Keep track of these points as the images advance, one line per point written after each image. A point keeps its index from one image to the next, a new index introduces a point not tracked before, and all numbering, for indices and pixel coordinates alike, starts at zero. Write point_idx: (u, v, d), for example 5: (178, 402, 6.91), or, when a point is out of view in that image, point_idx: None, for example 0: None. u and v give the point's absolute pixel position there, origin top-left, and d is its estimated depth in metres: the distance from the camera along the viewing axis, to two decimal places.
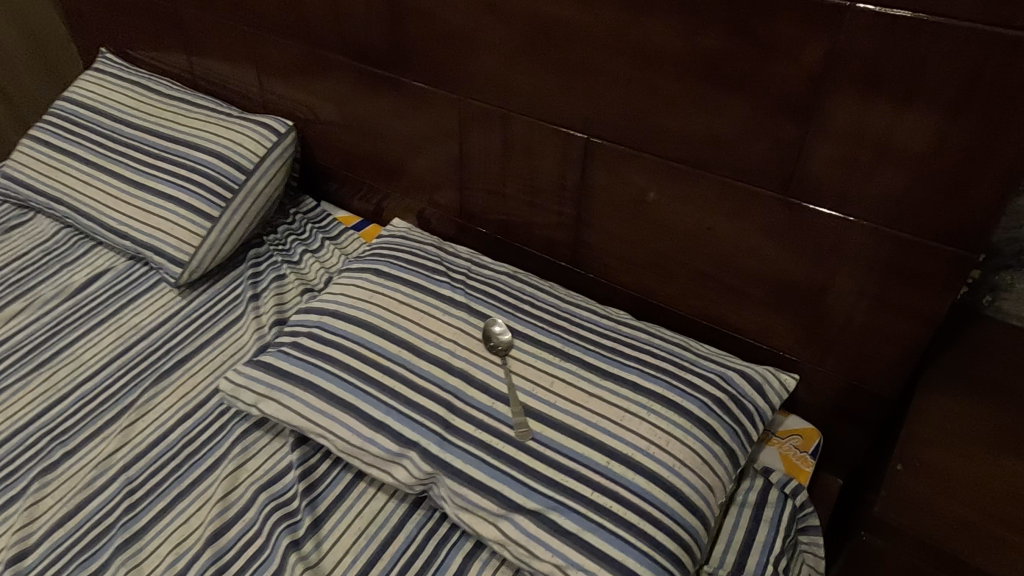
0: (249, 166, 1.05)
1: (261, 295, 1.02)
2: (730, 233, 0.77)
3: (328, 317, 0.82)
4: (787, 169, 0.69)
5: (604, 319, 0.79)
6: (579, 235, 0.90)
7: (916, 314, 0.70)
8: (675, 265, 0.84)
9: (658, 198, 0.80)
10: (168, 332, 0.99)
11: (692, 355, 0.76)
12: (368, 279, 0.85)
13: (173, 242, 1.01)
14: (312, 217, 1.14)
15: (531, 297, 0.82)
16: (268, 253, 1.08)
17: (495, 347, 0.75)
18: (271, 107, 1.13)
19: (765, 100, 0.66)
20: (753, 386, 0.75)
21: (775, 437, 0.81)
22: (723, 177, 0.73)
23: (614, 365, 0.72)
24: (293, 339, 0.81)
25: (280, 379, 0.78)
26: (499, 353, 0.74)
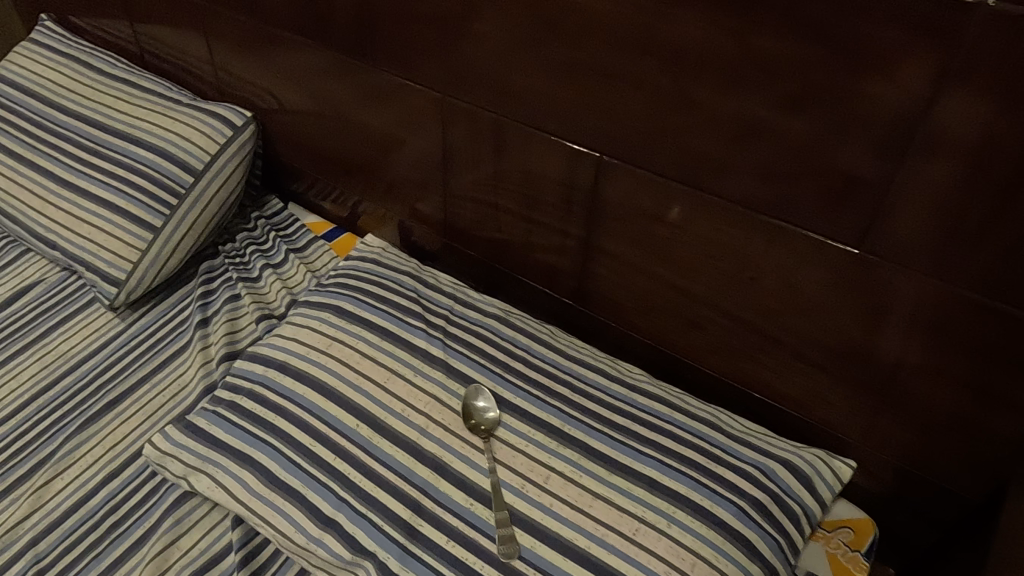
0: (198, 167, 0.89)
1: (212, 320, 0.87)
2: (775, 283, 0.61)
3: (274, 370, 0.66)
4: (862, 216, 0.53)
5: (614, 384, 0.64)
6: (585, 268, 0.74)
7: (1013, 403, 0.55)
8: (703, 312, 0.68)
9: (686, 234, 0.64)
10: (101, 363, 0.84)
11: (723, 437, 0.61)
12: (327, 322, 0.70)
13: (107, 256, 0.86)
14: (276, 222, 0.99)
15: (524, 352, 0.66)
16: (223, 267, 0.93)
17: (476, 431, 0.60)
18: (228, 94, 0.97)
19: (840, 127, 0.49)
20: (801, 481, 0.60)
21: (821, 529, 0.67)
22: (775, 220, 0.57)
23: (624, 455, 0.58)
24: (231, 398, 0.66)
25: (214, 450, 0.64)
26: (481, 437, 0.59)
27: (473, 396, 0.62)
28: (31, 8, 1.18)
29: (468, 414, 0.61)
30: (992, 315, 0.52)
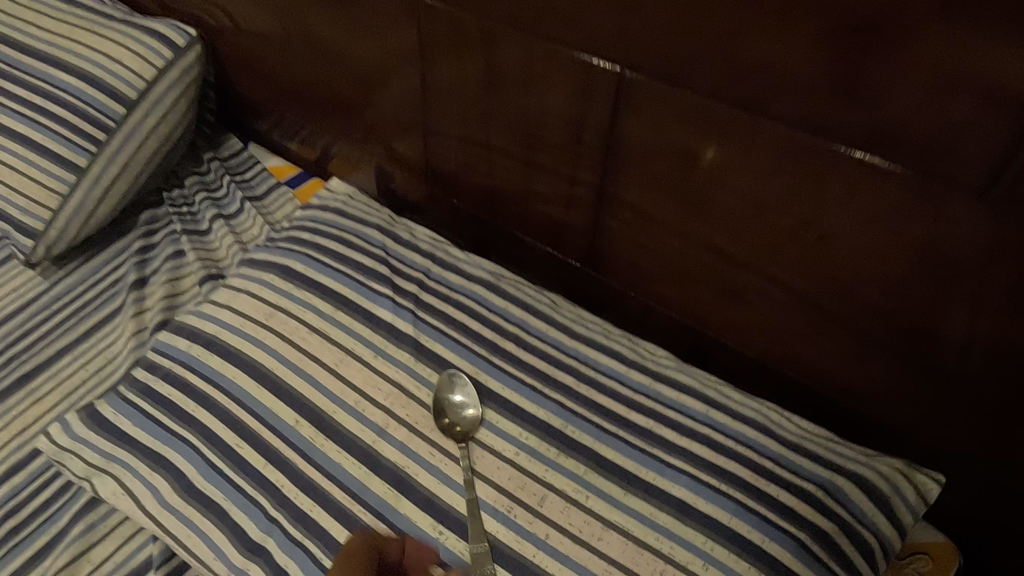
0: (131, 95, 0.73)
1: (149, 280, 0.73)
2: (846, 243, 0.44)
3: (198, 346, 0.52)
4: (993, 149, 0.35)
5: (633, 372, 0.50)
6: (599, 223, 0.59)
7: None
8: (747, 281, 0.52)
9: (727, 171, 0.47)
10: (16, 330, 0.70)
11: (775, 445, 0.46)
12: (269, 286, 0.55)
13: (22, 202, 0.71)
14: (233, 166, 0.84)
15: (518, 329, 0.52)
16: (167, 217, 0.79)
17: (452, 434, 0.46)
18: (174, 10, 0.80)
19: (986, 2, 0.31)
20: (879, 505, 0.45)
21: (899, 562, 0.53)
22: (852, 150, 0.40)
23: (646, 469, 0.44)
24: (145, 379, 0.52)
25: (121, 446, 0.50)
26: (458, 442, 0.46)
27: (448, 387, 0.48)
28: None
29: (441, 410, 0.47)
30: None
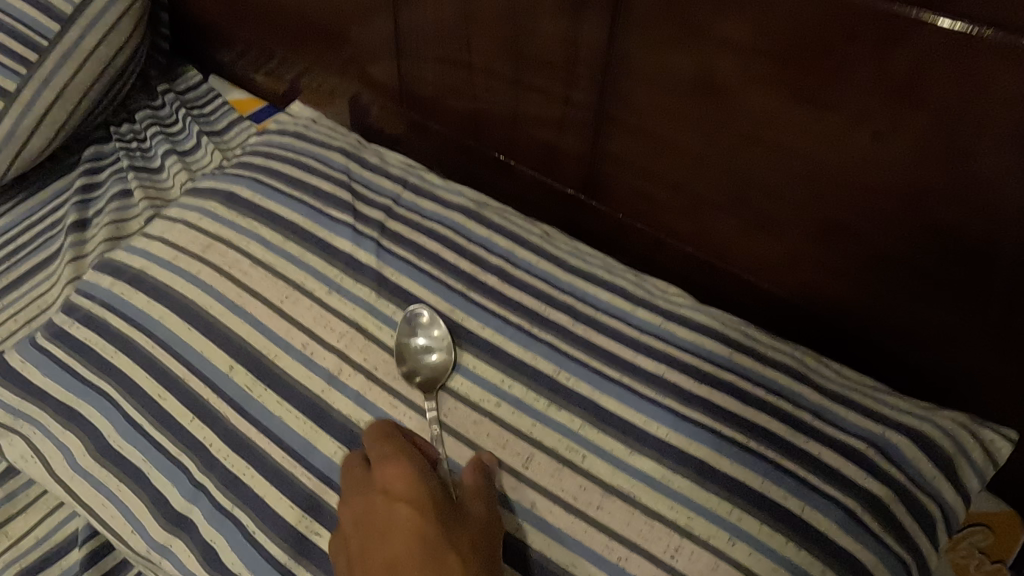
0: (68, 11, 0.64)
1: (91, 221, 0.64)
2: (920, 153, 0.35)
3: (122, 285, 0.44)
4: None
5: (639, 311, 0.41)
6: (598, 143, 0.50)
7: None
8: (778, 206, 0.43)
9: (760, 68, 0.37)
10: None
11: (811, 394, 0.37)
12: (209, 215, 0.47)
13: None
14: (190, 99, 0.75)
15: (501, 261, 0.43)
16: (114, 153, 0.70)
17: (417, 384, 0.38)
18: None
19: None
20: (944, 468, 0.36)
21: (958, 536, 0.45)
22: (940, 19, 0.30)
23: (654, 423, 0.36)
24: (63, 323, 0.44)
25: (29, 400, 0.42)
26: (425, 392, 0.38)
27: (413, 327, 0.40)
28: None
29: (404, 356, 0.39)
30: None
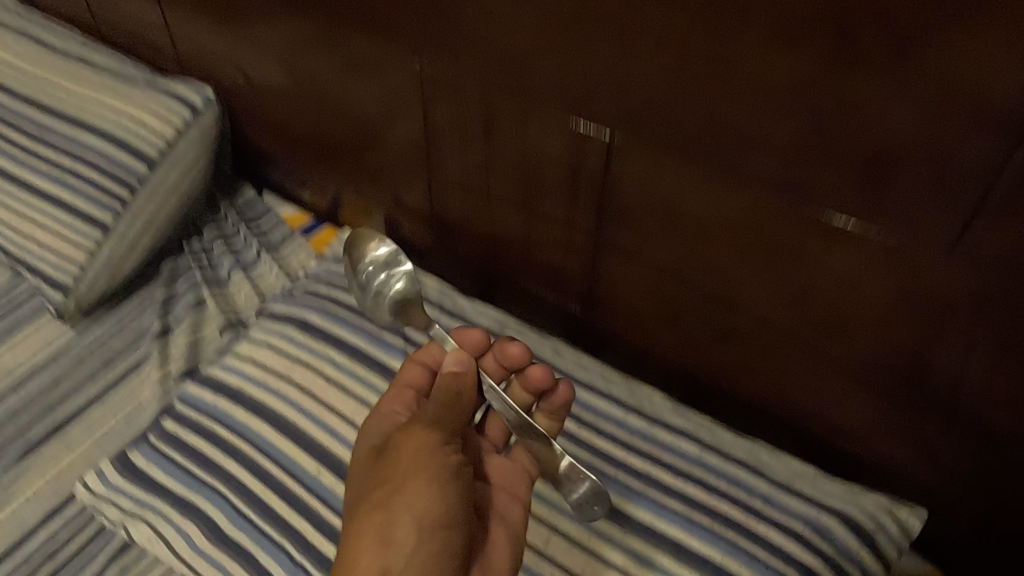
0: (152, 154, 0.78)
1: (172, 330, 0.77)
2: (841, 291, 0.48)
3: (225, 399, 0.56)
4: (965, 192, 0.39)
5: (630, 417, 0.53)
6: (595, 269, 0.63)
7: None
8: (738, 325, 0.56)
9: (715, 233, 0.51)
10: (45, 379, 0.74)
11: (768, 487, 0.49)
12: (290, 340, 0.59)
13: (53, 258, 0.76)
14: (249, 216, 0.88)
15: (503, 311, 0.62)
16: (187, 267, 0.83)
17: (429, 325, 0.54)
18: (191, 69, 0.85)
19: (943, 54, 0.35)
20: (864, 541, 0.47)
21: None
22: (840, 217, 0.44)
23: (642, 511, 0.48)
24: (175, 431, 0.56)
25: (152, 493, 0.54)
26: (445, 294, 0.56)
27: (370, 288, 0.58)
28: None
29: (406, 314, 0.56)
30: None
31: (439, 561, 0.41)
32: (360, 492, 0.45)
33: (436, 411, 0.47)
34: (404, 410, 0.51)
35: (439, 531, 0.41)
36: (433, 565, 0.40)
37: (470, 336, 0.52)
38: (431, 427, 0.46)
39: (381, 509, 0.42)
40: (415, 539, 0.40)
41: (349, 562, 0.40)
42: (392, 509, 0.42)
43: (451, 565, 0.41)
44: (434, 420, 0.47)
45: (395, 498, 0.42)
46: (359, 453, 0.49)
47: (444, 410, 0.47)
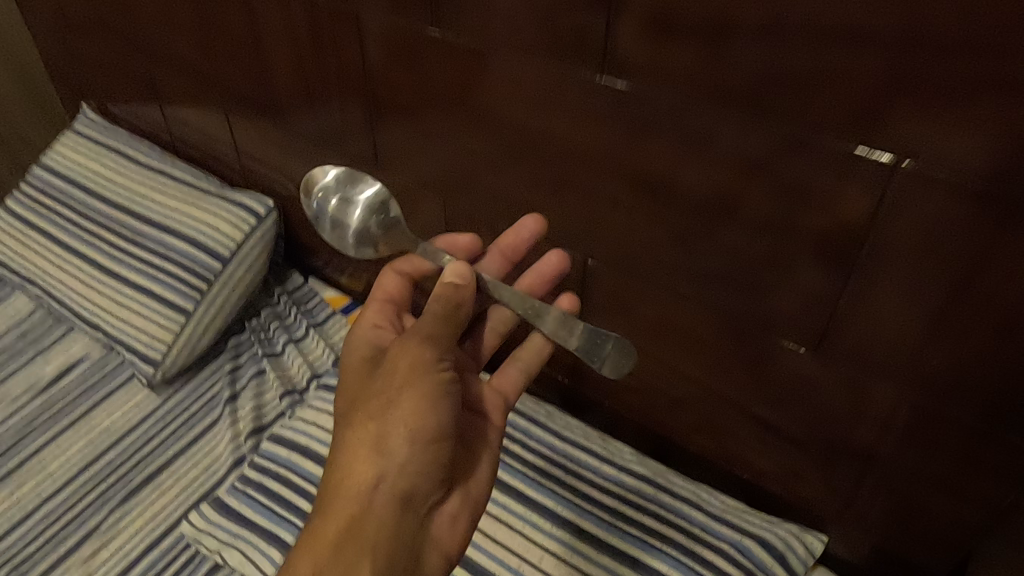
0: (225, 253, 0.97)
1: (239, 395, 0.94)
2: (754, 367, 0.67)
3: (296, 454, 0.74)
4: (821, 305, 0.58)
5: (605, 465, 0.71)
6: (579, 349, 0.81)
7: (962, 491, 0.61)
8: (688, 394, 0.75)
9: (666, 327, 0.71)
10: (140, 437, 0.92)
11: (704, 517, 0.67)
12: None
13: (146, 338, 0.95)
14: (298, 298, 1.06)
15: (476, 235, 0.68)
16: (249, 342, 1.01)
17: (391, 231, 0.68)
18: (253, 180, 1.05)
19: (821, 175, 0.51)
20: (774, 557, 0.65)
21: None
22: (792, 344, 0.62)
23: (613, 535, 0.65)
24: (259, 478, 0.74)
25: (244, 527, 0.71)
26: (398, 222, 0.68)
27: (328, 213, 0.70)
28: (69, 88, 1.27)
29: (362, 235, 0.68)
30: (940, 415, 0.58)
31: (425, 466, 0.52)
32: (358, 393, 0.55)
33: (432, 324, 0.53)
34: (386, 322, 0.62)
35: (430, 444, 0.52)
36: (420, 471, 0.52)
37: (460, 242, 0.68)
38: (426, 341, 0.53)
39: (376, 421, 0.52)
40: (406, 454, 0.51)
41: (353, 458, 0.52)
42: (386, 421, 0.51)
43: (434, 471, 0.53)
44: (429, 335, 0.53)
45: (389, 414, 0.51)
46: (353, 353, 0.60)
47: (439, 322, 0.53)
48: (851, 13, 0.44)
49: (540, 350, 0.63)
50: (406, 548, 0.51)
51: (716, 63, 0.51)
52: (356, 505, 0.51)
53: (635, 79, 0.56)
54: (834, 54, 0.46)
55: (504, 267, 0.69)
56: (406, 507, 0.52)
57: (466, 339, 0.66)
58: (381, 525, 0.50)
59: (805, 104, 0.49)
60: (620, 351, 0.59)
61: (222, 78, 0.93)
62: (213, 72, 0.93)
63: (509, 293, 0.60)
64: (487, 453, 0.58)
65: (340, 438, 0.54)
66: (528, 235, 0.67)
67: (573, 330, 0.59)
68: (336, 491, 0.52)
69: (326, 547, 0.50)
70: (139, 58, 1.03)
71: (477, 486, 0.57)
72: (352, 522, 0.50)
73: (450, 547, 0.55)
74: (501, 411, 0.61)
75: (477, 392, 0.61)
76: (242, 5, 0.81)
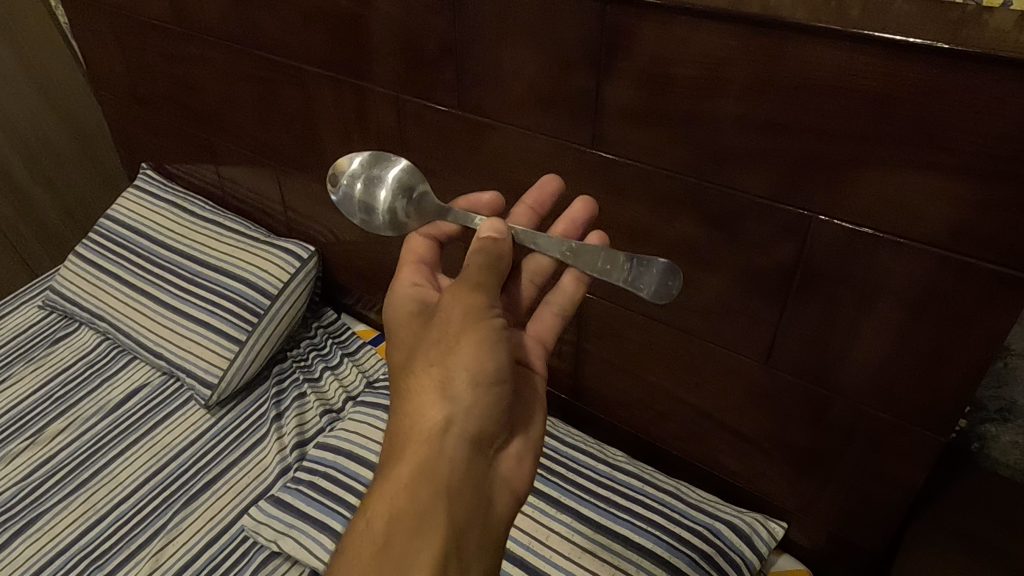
0: (273, 291, 1.13)
1: (284, 414, 1.10)
2: (721, 381, 0.81)
3: (342, 457, 0.90)
4: (768, 327, 0.73)
5: (601, 465, 0.87)
6: (579, 370, 0.96)
7: (892, 480, 0.75)
8: (670, 406, 0.89)
9: (649, 350, 0.86)
10: (199, 450, 1.06)
11: (682, 504, 0.82)
12: (379, 418, 0.93)
13: (205, 364, 1.11)
14: (334, 332, 1.23)
15: (498, 193, 0.71)
16: (290, 369, 1.18)
17: (423, 207, 0.68)
18: (296, 229, 1.21)
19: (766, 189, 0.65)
20: (741, 537, 0.80)
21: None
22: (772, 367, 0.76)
23: (605, 519, 0.81)
24: (310, 478, 0.90)
25: (298, 519, 0.86)
26: (428, 196, 0.69)
27: (354, 197, 0.70)
28: (128, 149, 1.44)
29: (393, 217, 0.69)
30: (868, 416, 0.72)
31: (488, 405, 0.57)
32: (413, 348, 0.60)
33: (478, 275, 0.58)
34: (423, 280, 0.67)
35: (491, 386, 0.57)
36: (484, 409, 0.57)
37: (484, 199, 0.70)
38: (477, 290, 0.58)
39: (438, 366, 0.57)
40: (469, 393, 0.56)
41: (419, 406, 0.57)
42: (448, 366, 0.57)
43: (495, 412, 0.58)
44: (479, 284, 0.58)
45: (451, 358, 0.57)
46: (397, 312, 0.65)
47: (486, 274, 0.58)
48: (774, 111, 0.60)
49: (574, 292, 0.67)
50: (477, 486, 0.55)
51: (681, 142, 0.67)
52: (427, 448, 0.55)
53: (621, 152, 0.72)
54: (764, 138, 0.62)
55: (533, 220, 0.73)
56: (475, 446, 0.56)
57: (507, 288, 0.70)
58: (455, 461, 0.55)
59: (747, 173, 0.65)
60: (667, 272, 0.60)
61: (275, 144, 1.10)
62: (268, 142, 1.10)
63: (544, 238, 0.62)
64: (537, 398, 0.64)
65: (400, 393, 0.59)
66: (550, 193, 0.73)
67: (615, 263, 0.60)
68: (404, 441, 0.56)
69: (401, 489, 0.54)
70: (199, 126, 1.21)
71: (534, 429, 0.62)
72: (424, 462, 0.55)
73: (517, 485, 0.59)
74: (543, 359, 0.68)
75: (525, 346, 0.67)
76: (299, 90, 0.98)
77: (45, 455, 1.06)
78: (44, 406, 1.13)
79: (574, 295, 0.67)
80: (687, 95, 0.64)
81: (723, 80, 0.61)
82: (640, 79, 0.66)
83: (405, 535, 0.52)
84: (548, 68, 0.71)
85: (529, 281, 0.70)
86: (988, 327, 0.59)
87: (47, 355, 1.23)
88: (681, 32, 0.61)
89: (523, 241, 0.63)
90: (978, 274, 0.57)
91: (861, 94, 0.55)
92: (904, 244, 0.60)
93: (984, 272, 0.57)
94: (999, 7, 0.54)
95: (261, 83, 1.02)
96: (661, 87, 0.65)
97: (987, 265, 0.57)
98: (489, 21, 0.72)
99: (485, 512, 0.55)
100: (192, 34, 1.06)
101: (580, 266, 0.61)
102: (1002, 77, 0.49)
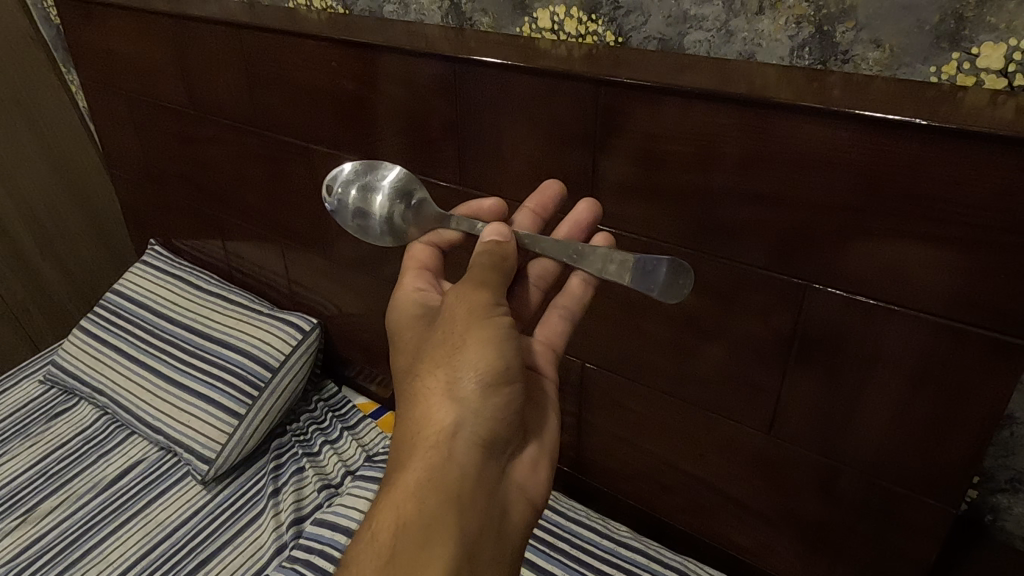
0: (274, 363, 1.13)
1: (281, 490, 1.08)
2: (724, 452, 0.80)
3: (341, 535, 0.88)
4: (768, 395, 0.73)
5: (604, 540, 0.86)
6: (581, 442, 0.95)
7: (905, 555, 0.73)
8: (674, 478, 0.88)
9: (650, 419, 0.85)
10: (192, 529, 1.03)
11: None
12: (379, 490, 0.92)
13: (203, 439, 1.10)
14: (334, 405, 1.23)
15: (500, 200, 0.70)
16: (290, 443, 1.17)
17: (421, 213, 0.71)
18: (299, 302, 1.23)
19: (756, 246, 0.65)
20: None
21: None
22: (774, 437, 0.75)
23: None
24: (306, 558, 0.87)
25: None
26: (425, 201, 0.72)
27: (349, 204, 0.73)
28: (138, 226, 1.47)
29: (391, 222, 0.72)
30: (875, 487, 0.71)
31: (499, 410, 0.56)
32: (418, 354, 0.59)
33: (482, 274, 0.59)
34: (427, 284, 0.66)
35: (502, 387, 0.56)
36: (492, 414, 0.56)
37: (487, 204, 0.70)
38: (481, 288, 0.58)
39: (446, 367, 0.56)
40: (478, 396, 0.55)
41: (425, 412, 0.56)
42: (455, 367, 0.56)
43: (507, 417, 0.57)
44: (481, 282, 0.58)
45: (458, 357, 0.56)
46: (399, 321, 0.64)
47: (491, 272, 0.59)
48: (766, 181, 0.62)
49: (581, 296, 0.68)
50: (489, 491, 0.55)
51: (676, 213, 0.69)
52: (435, 453, 0.54)
53: (618, 225, 0.74)
54: (758, 210, 0.64)
55: (536, 224, 0.71)
56: (485, 453, 0.56)
57: (513, 294, 0.70)
58: (466, 465, 0.54)
59: (744, 244, 0.66)
60: (676, 270, 0.56)
61: (282, 219, 1.12)
62: (275, 217, 1.13)
63: (550, 243, 0.62)
64: (547, 403, 0.63)
65: (409, 396, 0.58)
66: (553, 196, 0.71)
67: (622, 263, 0.58)
68: (410, 448, 0.56)
69: (406, 499, 0.53)
70: (210, 203, 1.24)
71: (549, 438, 0.62)
72: (431, 469, 0.54)
73: (535, 495, 0.58)
74: (553, 363, 0.67)
75: (533, 357, 0.67)
76: (307, 168, 1.02)
77: (35, 534, 1.03)
78: (37, 483, 1.11)
79: (558, 342, 0.68)
80: (682, 167, 0.66)
81: (716, 152, 0.63)
82: (635, 154, 0.68)
83: (413, 547, 0.51)
84: (547, 145, 0.74)
85: (533, 293, 0.69)
86: (988, 395, 0.59)
87: (43, 431, 1.22)
88: (673, 109, 0.64)
89: (531, 247, 0.63)
90: (972, 339, 0.58)
91: (847, 164, 0.57)
92: (897, 310, 0.60)
93: (979, 337, 0.57)
94: (972, 86, 0.58)
95: (270, 162, 1.06)
96: (654, 161, 0.68)
97: (980, 330, 0.57)
98: (489, 101, 0.76)
99: (497, 526, 0.54)
100: (205, 117, 1.11)
101: (587, 269, 0.60)
102: (985, 149, 0.51)
